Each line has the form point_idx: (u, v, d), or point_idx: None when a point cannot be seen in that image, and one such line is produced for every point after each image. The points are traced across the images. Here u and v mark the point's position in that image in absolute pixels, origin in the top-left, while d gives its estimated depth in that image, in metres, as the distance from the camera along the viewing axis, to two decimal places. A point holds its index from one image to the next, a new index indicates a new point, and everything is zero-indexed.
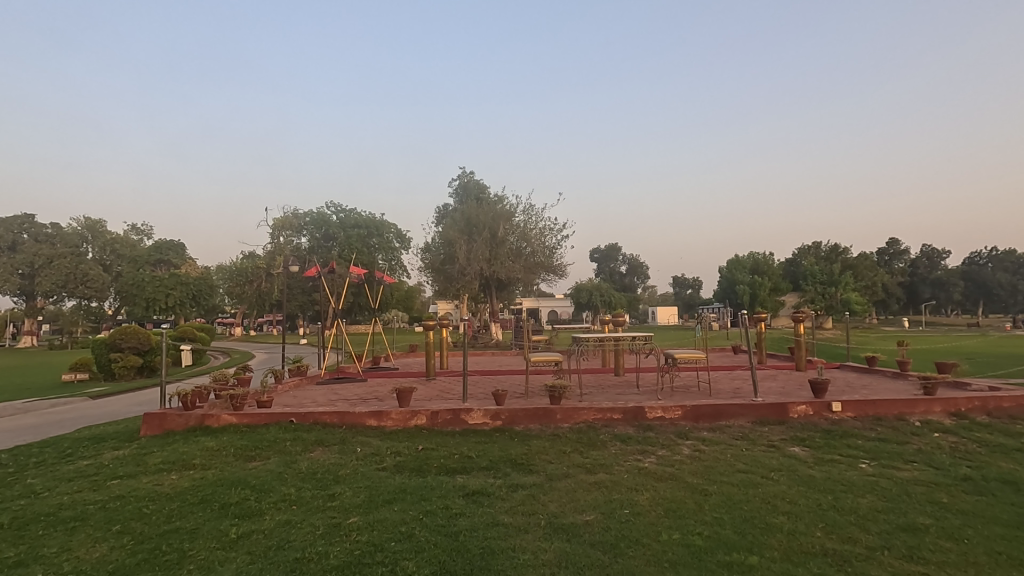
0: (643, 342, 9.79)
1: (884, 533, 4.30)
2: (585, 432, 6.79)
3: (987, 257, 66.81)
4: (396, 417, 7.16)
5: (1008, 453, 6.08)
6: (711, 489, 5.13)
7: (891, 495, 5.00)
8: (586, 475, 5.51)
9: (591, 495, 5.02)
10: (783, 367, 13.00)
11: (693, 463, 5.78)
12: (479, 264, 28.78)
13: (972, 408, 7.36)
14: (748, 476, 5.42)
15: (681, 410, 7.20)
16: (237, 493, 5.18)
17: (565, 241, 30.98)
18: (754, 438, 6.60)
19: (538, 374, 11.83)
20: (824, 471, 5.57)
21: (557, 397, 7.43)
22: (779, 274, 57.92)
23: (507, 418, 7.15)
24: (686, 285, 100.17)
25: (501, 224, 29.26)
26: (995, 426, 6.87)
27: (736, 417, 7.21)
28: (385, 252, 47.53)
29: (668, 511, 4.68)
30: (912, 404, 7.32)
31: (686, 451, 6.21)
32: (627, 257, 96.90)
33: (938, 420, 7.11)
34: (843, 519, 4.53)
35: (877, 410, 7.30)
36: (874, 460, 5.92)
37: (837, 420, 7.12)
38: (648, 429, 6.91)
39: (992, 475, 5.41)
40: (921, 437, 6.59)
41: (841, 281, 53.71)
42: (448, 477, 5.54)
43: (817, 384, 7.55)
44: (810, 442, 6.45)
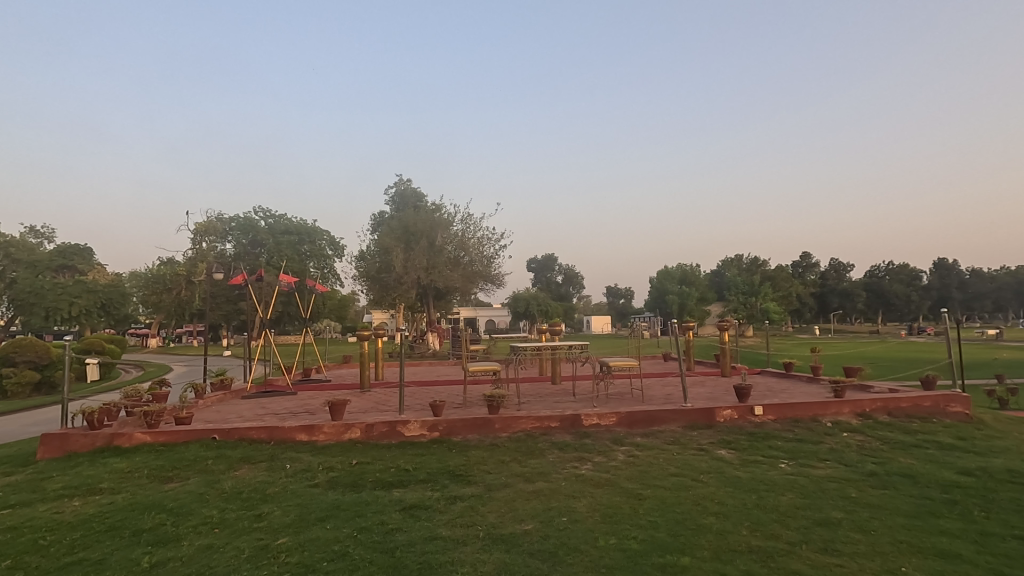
0: (580, 351, 9.94)
1: (802, 528, 4.59)
2: (524, 441, 6.82)
3: (885, 270, 73.13)
4: (330, 430, 6.89)
5: (908, 449, 6.66)
6: (646, 493, 5.29)
7: (808, 492, 5.33)
8: (524, 484, 5.53)
9: (530, 504, 5.03)
10: (710, 373, 13.66)
11: (628, 468, 5.94)
12: (416, 272, 28.41)
13: (875, 409, 8.01)
14: (680, 480, 5.62)
15: (616, 417, 7.39)
16: (152, 518, 4.79)
17: (503, 250, 31.07)
18: (685, 442, 6.87)
19: (475, 383, 11.78)
20: (748, 472, 5.88)
21: (495, 407, 7.40)
22: (705, 285, 60.97)
23: (446, 429, 7.06)
24: (620, 294, 103.25)
25: (439, 232, 29.04)
26: (895, 426, 7.51)
27: (668, 422, 7.48)
28: (317, 260, 45.99)
29: (606, 517, 4.77)
30: (826, 406, 7.86)
31: (621, 456, 6.37)
32: (563, 266, 98.78)
33: (847, 421, 7.68)
34: (767, 517, 4.79)
35: (796, 412, 7.78)
36: (792, 459, 6.31)
37: (759, 423, 7.53)
38: (585, 436, 7.03)
39: (895, 470, 5.91)
40: (834, 436, 7.10)
41: (762, 291, 57.07)
42: (385, 491, 5.39)
43: (740, 389, 7.97)
44: (736, 444, 6.78)
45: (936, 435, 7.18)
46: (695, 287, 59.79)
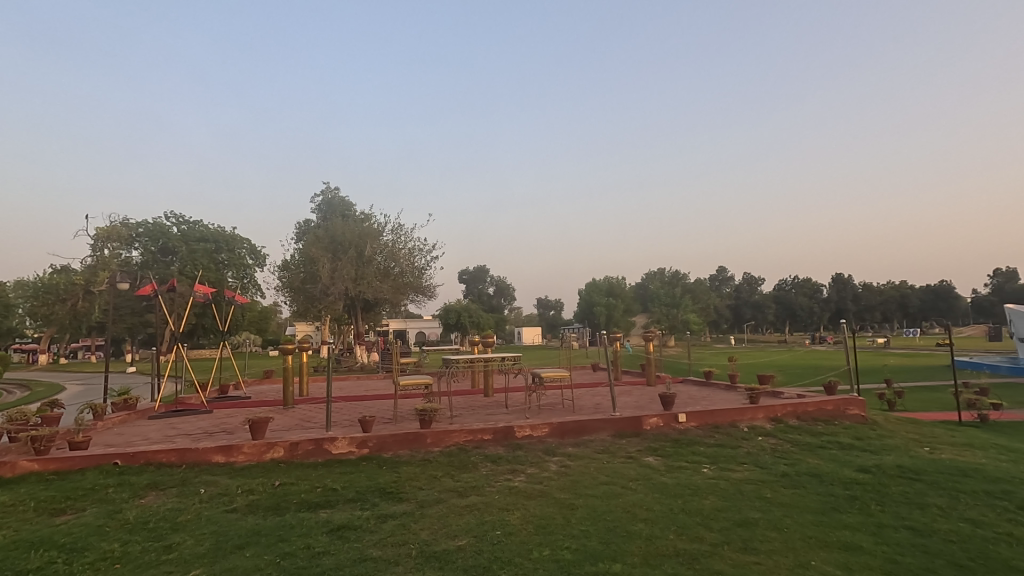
0: (512, 363, 9.98)
1: (723, 530, 4.82)
2: (457, 455, 6.74)
3: (791, 284, 79.04)
4: (250, 451, 6.49)
5: (814, 450, 7.20)
6: (578, 502, 5.36)
7: (729, 495, 5.62)
8: (457, 499, 5.45)
9: (463, 519, 4.96)
10: (636, 382, 14.15)
11: (560, 478, 6.02)
12: (344, 284, 27.52)
13: (786, 413, 8.59)
14: (610, 488, 5.76)
15: (548, 428, 7.46)
16: (39, 556, 4.29)
17: (434, 261, 30.80)
18: (614, 450, 7.06)
19: (406, 398, 11.53)
20: (674, 477, 6.12)
21: (427, 421, 7.27)
22: (630, 297, 63.27)
23: (375, 445, 6.84)
24: (550, 306, 105.10)
25: (369, 242, 28.31)
26: (804, 429, 8.09)
27: (598, 431, 7.66)
28: (236, 269, 43.53)
29: (539, 528, 4.79)
30: (742, 412, 8.34)
31: (554, 467, 6.44)
32: (495, 278, 99.27)
33: (761, 425, 8.19)
34: (691, 520, 5.00)
35: (716, 418, 8.20)
36: (714, 464, 6.64)
37: (682, 430, 7.87)
38: (517, 448, 7.05)
39: (804, 470, 6.36)
40: (750, 441, 7.54)
41: (682, 303, 60.03)
42: (311, 513, 5.13)
43: (666, 398, 8.30)
44: (662, 451, 7.04)
45: (837, 436, 7.81)
46: (621, 299, 61.93)
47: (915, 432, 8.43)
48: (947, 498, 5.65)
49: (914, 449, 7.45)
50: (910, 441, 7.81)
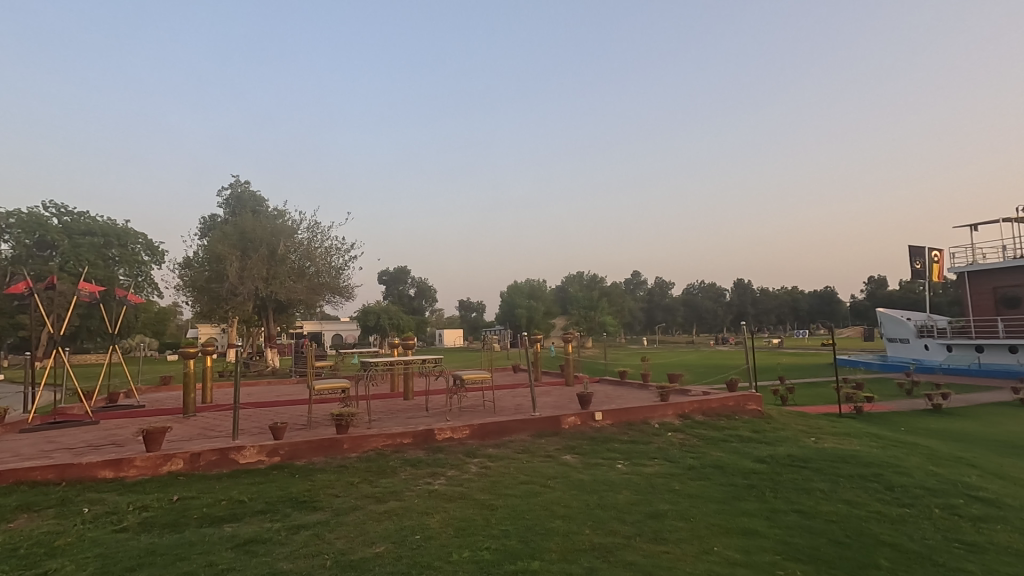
0: (433, 365, 9.86)
1: (636, 522, 5.05)
2: (375, 461, 6.56)
3: (698, 289, 84.19)
4: (143, 464, 5.95)
5: (718, 444, 7.71)
6: (498, 503, 5.40)
7: (641, 489, 5.89)
8: (375, 505, 5.31)
9: (381, 526, 4.84)
10: (556, 383, 14.47)
11: (481, 480, 6.03)
12: (254, 283, 25.94)
13: (693, 410, 9.14)
14: (530, 487, 5.85)
15: (468, 430, 7.45)
16: None
17: (353, 261, 29.81)
18: (534, 450, 7.18)
19: (322, 402, 11.08)
20: (590, 474, 6.33)
21: (344, 427, 7.02)
22: (550, 300, 64.56)
23: (287, 452, 6.51)
24: (472, 308, 105.01)
25: (282, 240, 26.93)
26: (708, 424, 8.65)
27: (518, 432, 7.75)
28: (129, 266, 39.77)
29: (459, 530, 4.78)
30: (654, 408, 8.77)
31: (474, 468, 6.45)
32: (416, 280, 97.64)
33: (670, 422, 8.66)
34: (606, 514, 5.19)
35: (630, 416, 8.57)
36: (627, 460, 6.93)
37: (598, 428, 8.14)
38: (438, 451, 6.99)
39: (708, 463, 6.80)
40: (660, 436, 7.95)
41: (600, 305, 62.11)
42: (214, 528, 4.79)
43: (583, 397, 8.56)
44: (579, 449, 7.26)
45: (738, 429, 8.43)
46: (542, 302, 63.05)
47: (803, 424, 9.28)
48: (830, 482, 6.27)
49: (803, 439, 8.19)
50: (799, 433, 8.58)
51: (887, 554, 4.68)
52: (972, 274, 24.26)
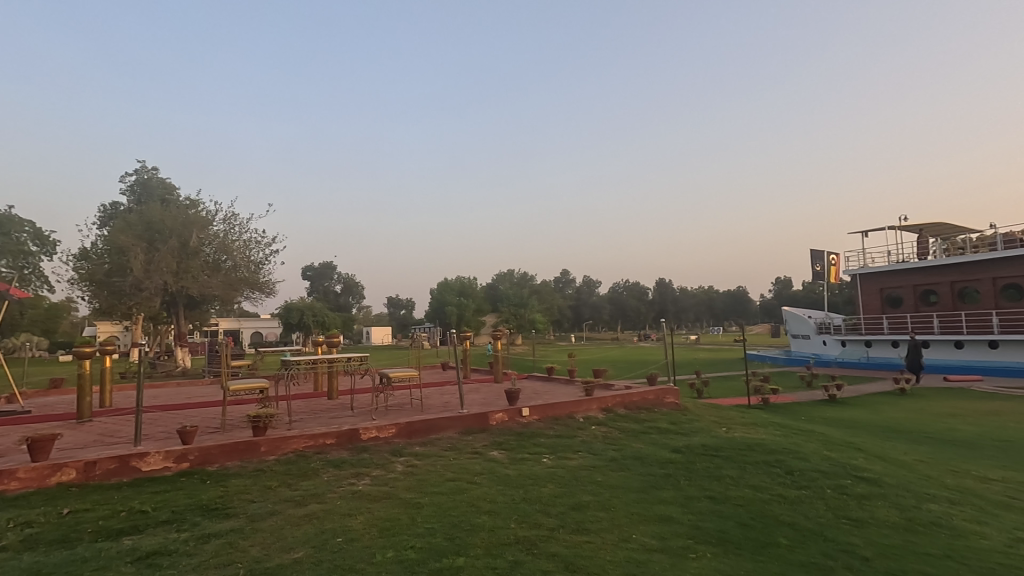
0: (359, 363, 9.61)
1: (559, 514, 5.17)
2: (295, 463, 6.30)
3: (623, 287, 87.38)
4: (28, 475, 5.39)
5: (638, 436, 8.05)
6: (423, 501, 5.35)
7: (565, 482, 6.03)
8: (294, 509, 5.11)
9: (300, 530, 4.67)
10: (485, 380, 14.53)
11: (407, 478, 5.95)
12: (162, 277, 24.02)
13: (616, 404, 9.48)
14: (457, 484, 5.84)
15: (395, 428, 7.32)
16: None
17: (274, 255, 28.44)
18: (461, 447, 7.18)
19: (238, 404, 10.49)
20: (517, 469, 6.42)
21: (261, 429, 6.69)
22: (481, 297, 64.66)
23: (198, 457, 6.11)
24: (401, 305, 103.34)
25: (194, 232, 25.17)
26: (630, 417, 9.01)
27: (445, 430, 7.70)
28: (13, 257, 35.79)
29: (382, 530, 4.70)
30: (579, 403, 9.01)
31: (400, 467, 6.35)
32: (342, 276, 94.60)
33: (595, 416, 8.93)
34: (531, 508, 5.28)
35: (556, 411, 8.75)
36: (553, 453, 7.09)
37: (525, 423, 8.25)
38: (362, 451, 6.81)
39: (629, 454, 7.08)
40: (585, 430, 8.18)
41: (530, 303, 62.91)
42: (111, 542, 4.42)
43: (511, 393, 8.65)
44: (507, 445, 7.33)
45: (656, 421, 8.83)
46: (472, 299, 63.02)
47: (716, 415, 9.86)
48: (737, 468, 6.72)
49: (714, 429, 8.73)
50: (712, 423, 9.13)
51: (785, 532, 5.08)
52: (863, 276, 26.78)
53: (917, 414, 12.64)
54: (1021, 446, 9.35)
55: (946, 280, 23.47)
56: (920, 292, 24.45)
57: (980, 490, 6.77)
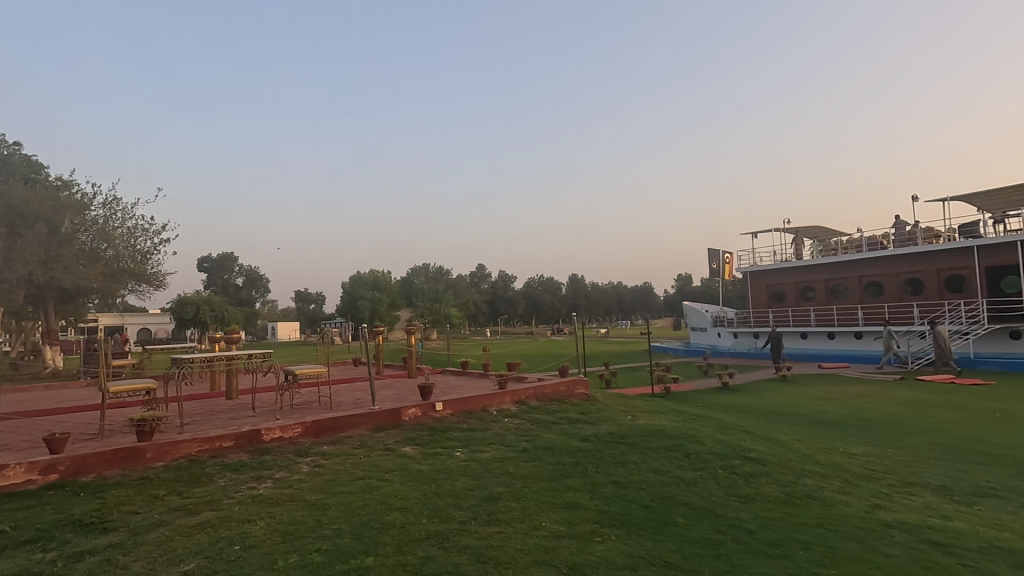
0: (261, 360, 9.05)
1: (471, 507, 5.19)
2: (187, 468, 5.83)
3: (537, 282, 89.20)
4: None
5: (549, 426, 8.26)
6: (330, 501, 5.16)
7: (477, 474, 6.07)
8: (186, 518, 4.73)
9: (192, 540, 4.34)
10: (397, 375, 14.26)
11: (313, 479, 5.70)
12: (27, 267, 20.87)
13: (528, 396, 9.65)
14: (366, 482, 5.68)
15: (301, 428, 6.98)
16: None
17: (163, 245, 26.07)
18: (372, 444, 6.99)
19: (120, 407, 9.53)
20: (429, 464, 6.35)
21: (147, 433, 6.12)
22: (395, 291, 63.24)
23: (70, 468, 5.49)
24: (309, 300, 98.88)
25: (66, 217, 22.37)
26: (541, 408, 9.21)
27: (355, 427, 7.45)
28: None
29: (285, 535, 4.47)
30: (492, 397, 9.08)
31: (306, 468, 6.07)
32: (244, 268, 88.67)
33: (507, 408, 9.04)
34: (443, 502, 5.25)
35: (469, 405, 8.75)
36: (465, 447, 7.10)
37: (439, 418, 8.18)
38: (265, 452, 6.44)
39: (540, 444, 7.25)
40: (498, 423, 8.25)
41: (445, 298, 62.45)
42: None
43: (424, 389, 8.54)
44: (419, 440, 7.24)
45: (567, 412, 9.11)
46: (386, 294, 61.48)
47: (621, 404, 10.35)
48: (641, 454, 7.09)
49: (620, 418, 9.15)
50: (618, 412, 9.57)
51: (682, 512, 5.44)
52: (752, 273, 29.21)
53: (796, 398, 14.00)
54: (878, 424, 10.68)
55: (821, 278, 26.17)
56: (800, 289, 27.05)
57: (846, 464, 7.64)
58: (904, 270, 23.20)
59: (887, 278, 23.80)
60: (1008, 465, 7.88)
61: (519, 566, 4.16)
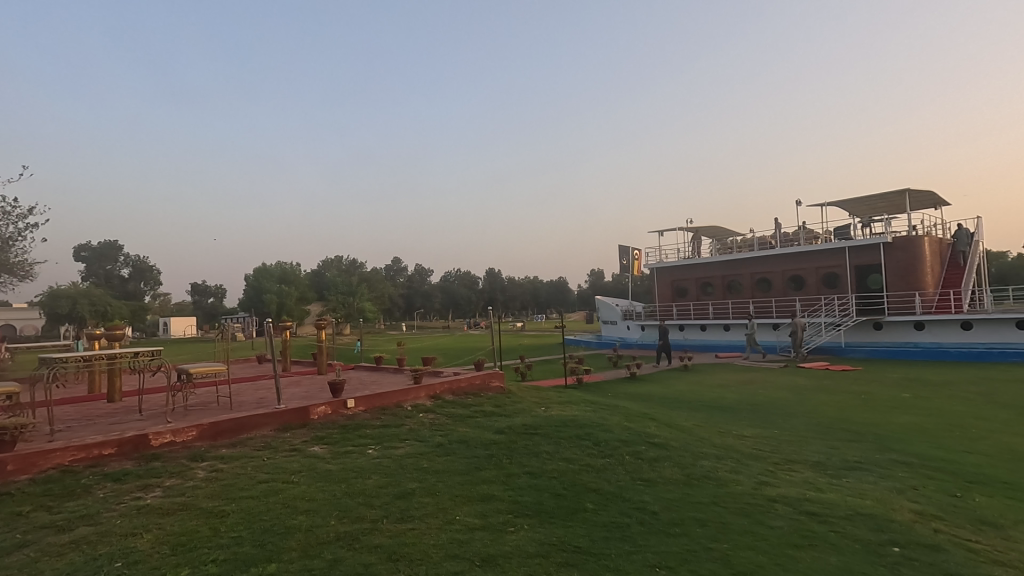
0: (151, 358, 8.28)
1: (383, 505, 5.06)
2: (59, 481, 5.21)
3: (455, 276, 88.87)
4: None
5: (465, 420, 8.24)
6: (229, 508, 4.83)
7: (390, 471, 5.94)
8: (56, 537, 4.23)
9: (64, 560, 3.89)
10: (306, 372, 13.63)
11: (210, 485, 5.31)
12: None
13: (444, 390, 9.57)
14: (269, 485, 5.37)
15: (196, 431, 6.47)
16: None
17: (31, 230, 23.08)
18: (276, 445, 6.62)
19: None
20: (338, 463, 6.12)
21: (8, 443, 5.39)
22: (305, 284, 60.32)
23: None
24: (208, 293, 91.94)
25: None
26: (457, 402, 9.18)
27: (258, 428, 7.02)
28: None
29: (177, 547, 4.13)
30: (407, 392, 8.91)
31: (201, 474, 5.63)
32: (131, 258, 80.67)
33: (423, 403, 8.92)
34: (353, 502, 5.09)
35: (383, 401, 8.53)
36: (378, 444, 6.92)
37: (350, 416, 7.90)
38: (153, 459, 5.89)
39: (455, 438, 7.22)
40: (412, 418, 8.13)
41: (359, 292, 60.53)
42: None
43: (335, 385, 8.21)
44: (329, 439, 6.96)
45: (482, 405, 9.15)
46: (295, 287, 58.51)
47: (536, 396, 10.57)
48: (554, 444, 7.27)
49: (534, 409, 9.34)
50: (532, 404, 9.77)
51: (591, 498, 5.65)
52: (658, 269, 30.86)
53: (696, 386, 15.01)
54: (766, 408, 11.69)
55: (718, 275, 28.16)
56: (700, 285, 28.95)
57: (738, 445, 8.30)
58: (788, 268, 25.52)
59: (775, 275, 26.06)
60: (869, 440, 8.94)
61: (431, 561, 4.13)
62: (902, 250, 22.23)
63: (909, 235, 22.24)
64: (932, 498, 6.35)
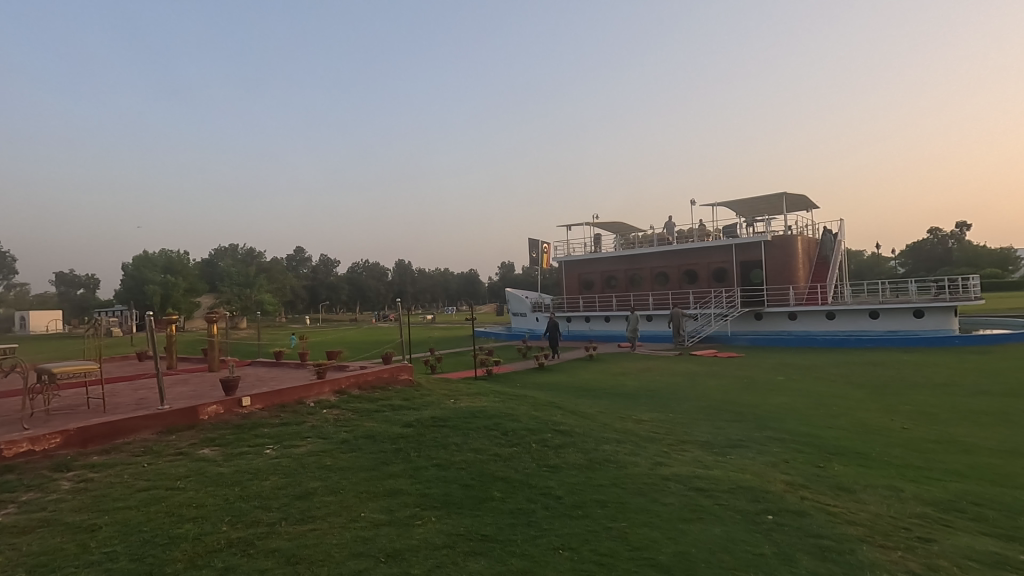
0: (1, 358, 7.23)
1: (281, 507, 4.82)
2: None
3: (362, 267, 86.14)
4: None
5: (371, 415, 8.02)
6: (102, 520, 4.36)
7: (290, 471, 5.66)
8: None
9: None
10: (195, 369, 12.59)
11: (78, 497, 4.76)
12: None
13: (349, 385, 9.25)
14: (150, 494, 4.91)
15: (61, 437, 5.76)
16: None
17: None
18: (159, 449, 6.07)
19: None
20: (232, 465, 5.74)
21: None
22: (194, 275, 55.68)
23: None
24: (76, 283, 81.93)
25: None
26: (363, 397, 8.91)
27: (137, 432, 6.38)
28: None
29: (34, 570, 3.66)
30: (309, 388, 8.50)
31: (67, 485, 5.03)
32: None
33: (326, 399, 8.57)
34: (249, 505, 4.79)
35: (282, 398, 8.07)
36: (277, 443, 6.56)
37: (245, 415, 7.41)
38: (5, 472, 5.18)
39: (360, 434, 7.01)
40: (315, 415, 7.78)
41: (257, 283, 56.91)
42: None
43: (228, 382, 7.66)
44: (221, 440, 6.49)
45: (390, 399, 8.95)
46: (182, 277, 53.81)
47: (445, 388, 10.53)
48: (462, 435, 7.28)
49: (443, 401, 9.29)
50: (441, 396, 9.72)
51: (499, 486, 5.74)
52: (566, 262, 31.81)
53: (599, 375, 15.67)
54: (662, 394, 12.48)
55: (621, 269, 29.55)
56: (605, 278, 30.18)
57: (636, 429, 8.80)
58: (683, 263, 27.31)
59: (671, 269, 27.79)
60: (750, 420, 9.83)
61: (333, 561, 3.98)
62: (780, 249, 24.58)
63: (785, 235, 24.62)
64: (800, 470, 7.13)
